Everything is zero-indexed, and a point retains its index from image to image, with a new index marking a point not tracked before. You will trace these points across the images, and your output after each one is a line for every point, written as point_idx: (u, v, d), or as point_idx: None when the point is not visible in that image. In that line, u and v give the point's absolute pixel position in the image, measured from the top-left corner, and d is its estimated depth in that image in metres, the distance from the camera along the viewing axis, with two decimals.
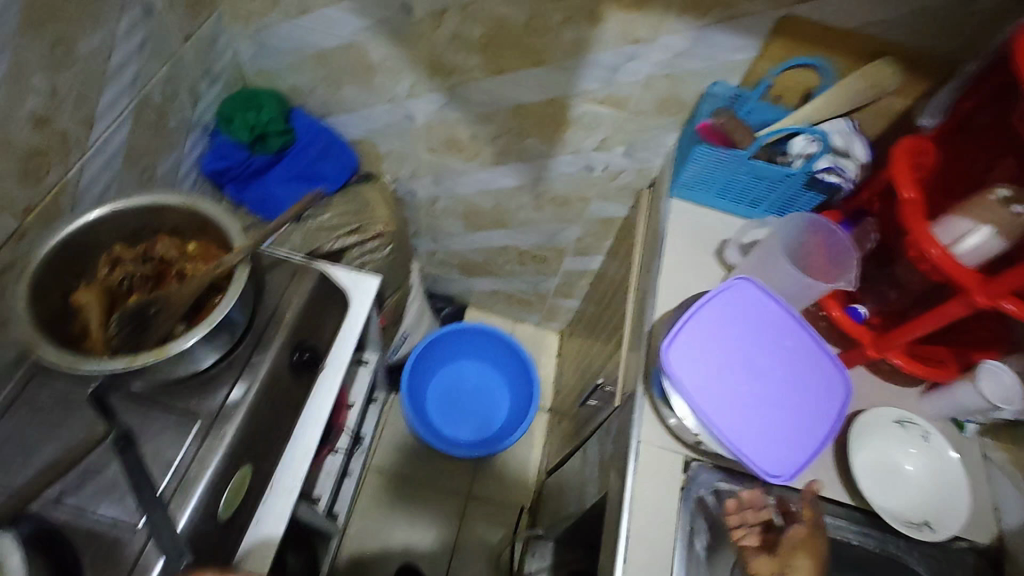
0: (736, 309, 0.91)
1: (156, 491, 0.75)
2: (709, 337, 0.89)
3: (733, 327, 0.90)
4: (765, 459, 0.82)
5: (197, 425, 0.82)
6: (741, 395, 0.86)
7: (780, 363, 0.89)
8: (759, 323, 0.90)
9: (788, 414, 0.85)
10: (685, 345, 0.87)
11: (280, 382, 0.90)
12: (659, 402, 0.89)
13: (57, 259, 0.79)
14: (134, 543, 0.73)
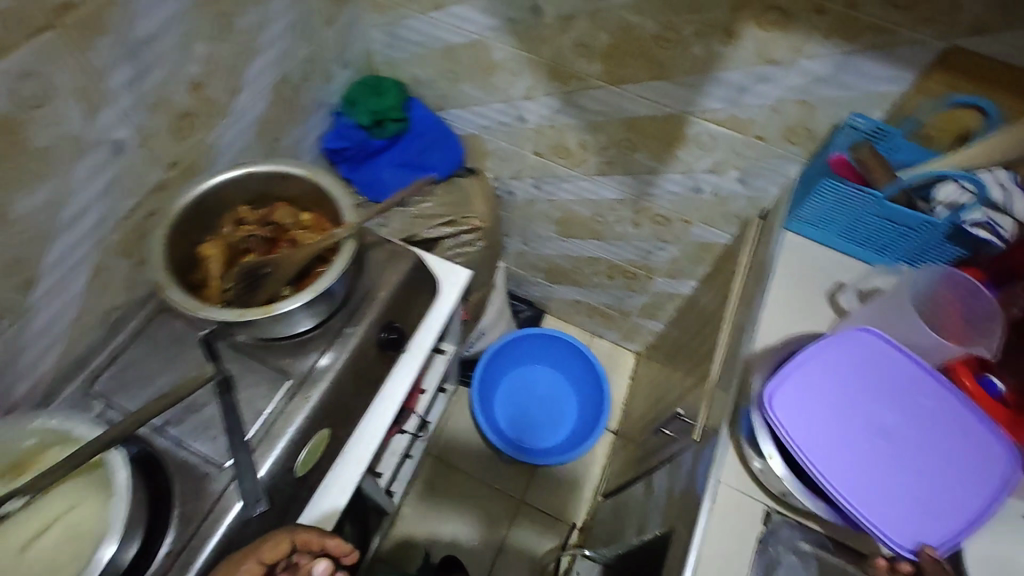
0: (855, 360, 0.84)
1: (245, 437, 0.80)
2: (823, 393, 0.83)
3: (852, 383, 0.83)
4: (896, 528, 0.76)
5: (287, 383, 0.87)
6: (864, 459, 0.79)
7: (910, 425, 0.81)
8: (885, 383, 0.83)
9: (916, 482, 0.78)
10: (798, 399, 0.82)
11: (365, 356, 0.93)
12: (745, 443, 0.83)
13: (193, 210, 0.86)
14: (219, 481, 0.78)
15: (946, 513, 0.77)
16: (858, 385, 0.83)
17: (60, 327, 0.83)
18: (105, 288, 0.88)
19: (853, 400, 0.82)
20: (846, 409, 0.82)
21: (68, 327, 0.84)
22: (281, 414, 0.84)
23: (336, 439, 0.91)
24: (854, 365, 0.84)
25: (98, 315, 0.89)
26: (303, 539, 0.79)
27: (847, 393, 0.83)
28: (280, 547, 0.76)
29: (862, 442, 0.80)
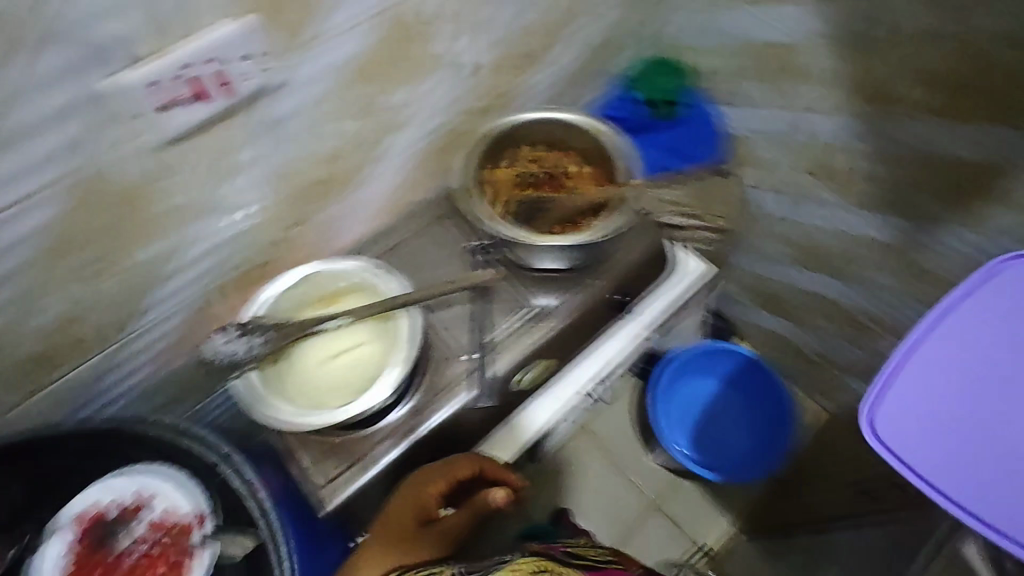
0: (956, 351, 0.68)
1: (486, 339, 0.92)
2: (935, 354, 0.69)
3: (983, 340, 0.68)
4: None
5: (528, 309, 0.96)
6: (954, 416, 0.67)
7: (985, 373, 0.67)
8: (978, 324, 0.69)
9: (969, 441, 0.66)
10: (907, 357, 0.69)
11: (595, 310, 0.99)
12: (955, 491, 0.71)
13: (500, 137, 0.97)
14: (457, 368, 0.91)
15: (929, 447, 0.66)
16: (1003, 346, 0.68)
17: (375, 209, 0.98)
18: (413, 188, 1.02)
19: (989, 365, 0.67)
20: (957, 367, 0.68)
21: (379, 210, 0.99)
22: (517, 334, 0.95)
23: (544, 376, 0.95)
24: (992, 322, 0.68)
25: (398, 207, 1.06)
26: (489, 468, 0.86)
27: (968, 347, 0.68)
28: (458, 471, 0.84)
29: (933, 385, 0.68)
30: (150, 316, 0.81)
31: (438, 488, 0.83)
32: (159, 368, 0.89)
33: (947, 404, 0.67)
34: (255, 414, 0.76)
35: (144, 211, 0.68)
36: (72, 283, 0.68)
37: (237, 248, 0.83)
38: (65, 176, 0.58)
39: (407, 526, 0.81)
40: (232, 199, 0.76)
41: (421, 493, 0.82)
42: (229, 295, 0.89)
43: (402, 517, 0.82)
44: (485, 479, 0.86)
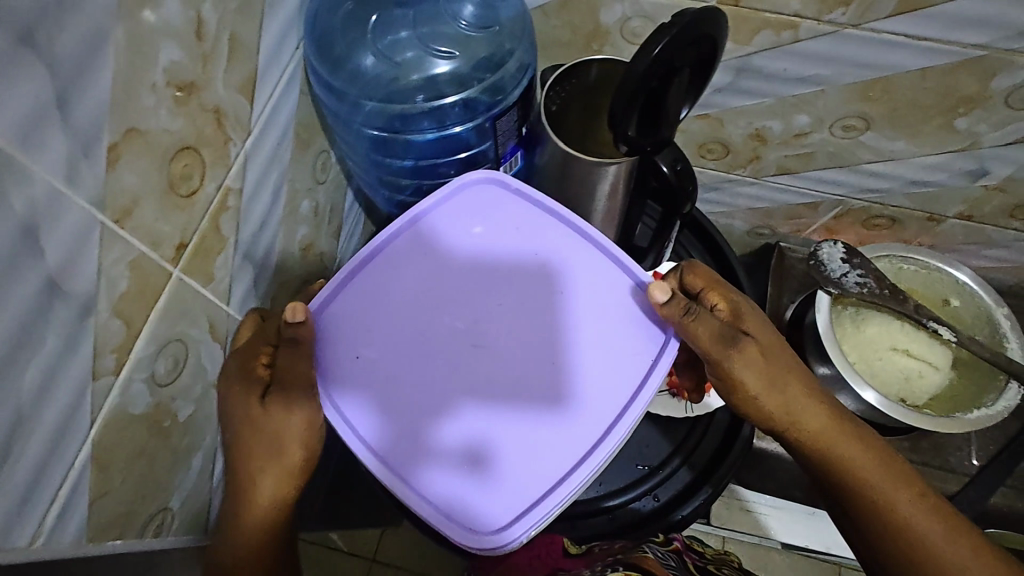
0: (374, 315, 0.53)
1: (1012, 472, 0.77)
2: (355, 320, 0.52)
3: (401, 299, 0.53)
4: (592, 381, 0.50)
5: None
6: (455, 324, 0.52)
7: (479, 265, 0.54)
8: (422, 259, 0.54)
9: (603, 320, 0.52)
10: (353, 313, 0.52)
11: None
12: (579, 377, 0.50)
13: None
14: (959, 464, 0.78)
15: (584, 391, 0.50)
16: (437, 256, 0.54)
17: (1017, 264, 0.84)
18: None
19: (410, 320, 0.53)
20: (449, 300, 0.53)
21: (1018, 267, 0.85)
22: None
23: None
24: (434, 237, 0.55)
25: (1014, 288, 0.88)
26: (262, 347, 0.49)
27: (442, 279, 0.54)
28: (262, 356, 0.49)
29: (461, 395, 0.50)
30: (788, 180, 0.81)
31: (259, 360, 0.48)
32: (720, 215, 0.92)
33: (522, 337, 0.52)
34: (822, 341, 0.73)
35: (946, 117, 0.65)
36: (821, 119, 0.69)
37: (909, 194, 0.77)
38: (986, 48, 0.57)
39: (259, 468, 0.46)
40: (988, 161, 0.69)
41: (274, 421, 0.46)
42: (834, 218, 0.85)
43: (257, 480, 0.46)
44: (258, 360, 0.48)
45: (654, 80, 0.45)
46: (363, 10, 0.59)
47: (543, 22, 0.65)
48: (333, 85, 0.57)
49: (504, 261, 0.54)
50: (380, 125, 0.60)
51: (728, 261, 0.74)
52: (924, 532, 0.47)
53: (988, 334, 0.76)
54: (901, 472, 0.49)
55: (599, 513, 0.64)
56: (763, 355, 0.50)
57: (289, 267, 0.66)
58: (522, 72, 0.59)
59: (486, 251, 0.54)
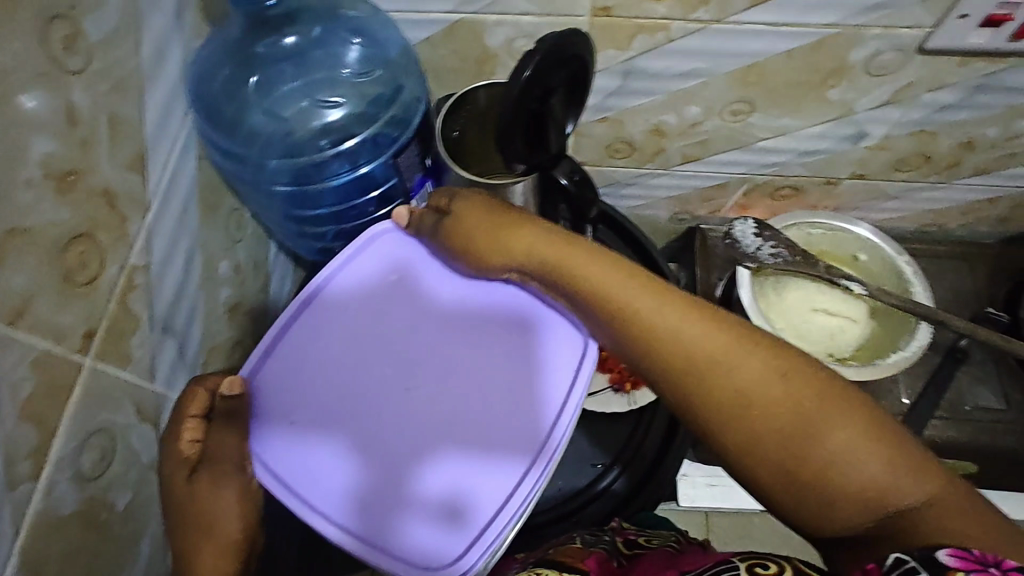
0: (302, 378, 0.54)
1: (938, 407, 0.82)
2: (287, 388, 0.54)
3: (324, 360, 0.54)
4: (519, 410, 0.52)
5: (998, 409, 0.83)
6: (381, 373, 0.54)
7: (395, 311, 0.55)
8: (338, 316, 0.56)
9: (519, 349, 0.53)
10: (281, 380, 0.54)
11: None
12: (506, 408, 0.52)
13: None
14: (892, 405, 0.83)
15: (515, 418, 0.52)
16: (357, 310, 0.56)
17: (913, 211, 0.90)
18: (960, 218, 0.91)
19: (338, 378, 0.54)
20: (373, 351, 0.55)
21: (914, 213, 0.91)
22: (971, 423, 0.83)
23: None
24: (351, 292, 0.56)
25: (917, 234, 0.95)
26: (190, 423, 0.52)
27: (361, 331, 0.55)
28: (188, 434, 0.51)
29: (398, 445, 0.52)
30: (694, 167, 0.85)
31: (185, 437, 0.51)
32: (641, 207, 0.95)
33: (446, 377, 0.53)
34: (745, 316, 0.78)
35: (819, 90, 0.70)
36: (711, 107, 0.73)
37: (804, 163, 0.83)
38: (838, 26, 0.62)
39: (192, 542, 0.50)
40: (866, 124, 0.75)
41: (209, 496, 0.51)
42: (743, 193, 0.90)
43: (197, 552, 0.50)
44: (190, 439, 0.51)
45: (530, 107, 0.47)
46: (241, 70, 0.58)
47: (433, 52, 0.67)
48: (233, 150, 0.58)
49: (419, 304, 0.56)
50: (290, 180, 0.61)
51: (650, 254, 0.77)
52: (703, 353, 0.42)
53: (896, 284, 0.81)
54: (686, 304, 0.45)
55: (564, 515, 0.67)
56: (504, 226, 0.52)
57: (217, 330, 0.65)
58: (418, 102, 0.62)
59: (403, 297, 0.56)
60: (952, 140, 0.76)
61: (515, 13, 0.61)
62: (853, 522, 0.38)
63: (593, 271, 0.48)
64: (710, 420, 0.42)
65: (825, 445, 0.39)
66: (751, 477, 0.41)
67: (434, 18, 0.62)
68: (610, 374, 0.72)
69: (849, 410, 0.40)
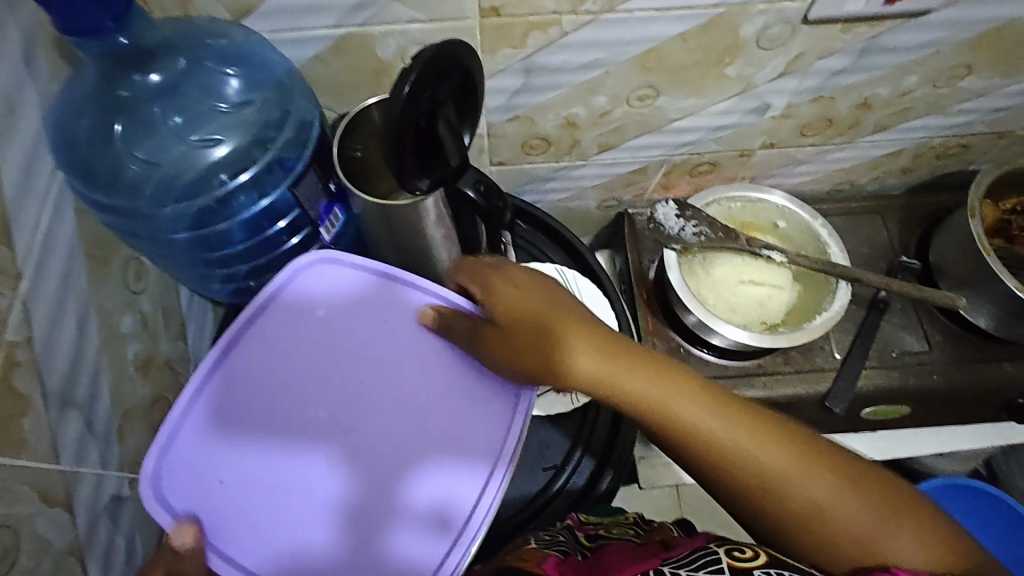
0: (228, 431, 0.53)
1: (869, 356, 0.85)
2: (213, 443, 0.53)
3: (253, 408, 0.54)
4: (467, 426, 0.54)
5: (923, 351, 0.87)
6: (319, 413, 0.54)
7: (325, 350, 0.56)
8: (263, 361, 0.55)
9: (457, 370, 0.56)
10: (205, 436, 0.53)
11: (988, 398, 0.87)
12: (452, 430, 0.54)
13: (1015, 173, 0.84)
14: (826, 361, 0.86)
15: (472, 421, 0.54)
16: (284, 351, 0.56)
17: (825, 172, 0.93)
18: (869, 173, 0.94)
19: (279, 420, 0.53)
20: (304, 394, 0.55)
21: (826, 174, 0.94)
22: (900, 369, 0.86)
23: (896, 421, 0.91)
24: (274, 322, 0.57)
25: (833, 194, 0.98)
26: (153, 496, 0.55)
27: (289, 374, 0.55)
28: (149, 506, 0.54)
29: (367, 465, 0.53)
30: (611, 154, 0.85)
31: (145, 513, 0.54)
32: (568, 199, 0.95)
33: (387, 409, 0.55)
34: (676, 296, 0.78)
35: (717, 68, 0.71)
36: (616, 95, 0.73)
37: (716, 139, 0.84)
38: (724, 6, 0.62)
39: None
40: (768, 96, 0.76)
41: None
42: (663, 174, 0.91)
43: None
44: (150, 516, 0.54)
45: (412, 126, 0.46)
46: (104, 120, 0.54)
47: (324, 70, 0.64)
48: (117, 208, 0.54)
49: (349, 340, 0.56)
50: (188, 228, 0.58)
51: (577, 247, 0.77)
52: (730, 443, 0.50)
53: (814, 247, 0.84)
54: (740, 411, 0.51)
55: (523, 525, 0.66)
56: (535, 325, 0.52)
57: (131, 390, 0.61)
58: (311, 123, 0.59)
59: (335, 330, 0.57)
60: (850, 102, 0.79)
61: (402, 22, 0.59)
62: (845, 569, 0.49)
63: (646, 387, 0.51)
64: (739, 493, 0.51)
65: (835, 523, 0.49)
66: (752, 522, 0.52)
67: (318, 34, 0.59)
68: None
69: (856, 495, 0.50)
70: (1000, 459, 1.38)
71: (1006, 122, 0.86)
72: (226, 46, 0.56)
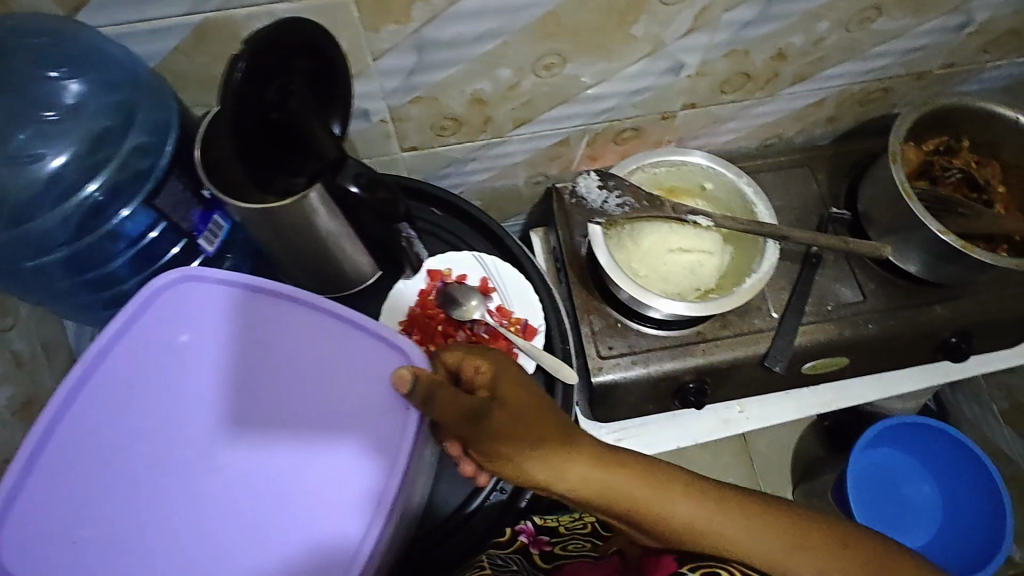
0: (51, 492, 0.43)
1: (805, 312, 0.84)
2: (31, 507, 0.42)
3: (90, 457, 0.44)
4: (353, 439, 0.44)
5: (857, 301, 0.86)
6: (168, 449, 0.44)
7: (177, 375, 0.46)
8: (100, 398, 0.45)
9: (337, 375, 0.46)
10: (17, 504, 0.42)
11: (923, 341, 0.88)
12: (330, 447, 0.44)
13: (937, 115, 0.82)
14: (764, 320, 0.85)
15: (361, 433, 0.44)
16: (126, 385, 0.46)
17: (751, 127, 0.91)
18: (795, 125, 0.93)
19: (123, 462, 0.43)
20: (149, 432, 0.44)
21: (753, 130, 0.92)
22: (837, 321, 0.85)
23: (837, 373, 0.91)
24: (121, 345, 0.46)
25: (762, 150, 0.96)
26: None
27: (134, 411, 0.45)
28: None
29: (266, 500, 0.43)
30: (528, 129, 0.81)
31: None
32: (493, 178, 0.91)
33: (249, 435, 0.44)
34: (606, 272, 0.76)
35: (622, 29, 0.67)
36: (521, 65, 0.69)
37: (634, 103, 0.80)
38: None
39: None
40: (680, 55, 0.73)
41: None
42: (587, 144, 0.87)
43: None
44: None
45: (255, 122, 0.46)
46: None
47: (189, 64, 0.57)
48: None
49: (209, 360, 0.46)
50: (66, 236, 0.55)
51: (496, 231, 0.73)
52: (692, 517, 0.48)
53: (742, 208, 0.82)
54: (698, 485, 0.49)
55: (454, 538, 0.61)
56: (515, 420, 0.46)
57: (12, 436, 0.56)
58: (168, 125, 0.55)
59: (191, 357, 0.46)
60: (765, 54, 0.76)
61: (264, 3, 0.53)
62: None
63: (617, 479, 0.48)
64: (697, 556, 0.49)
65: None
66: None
67: (173, 24, 0.52)
68: None
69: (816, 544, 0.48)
70: (946, 389, 1.43)
71: (924, 63, 0.84)
72: (57, 44, 0.50)
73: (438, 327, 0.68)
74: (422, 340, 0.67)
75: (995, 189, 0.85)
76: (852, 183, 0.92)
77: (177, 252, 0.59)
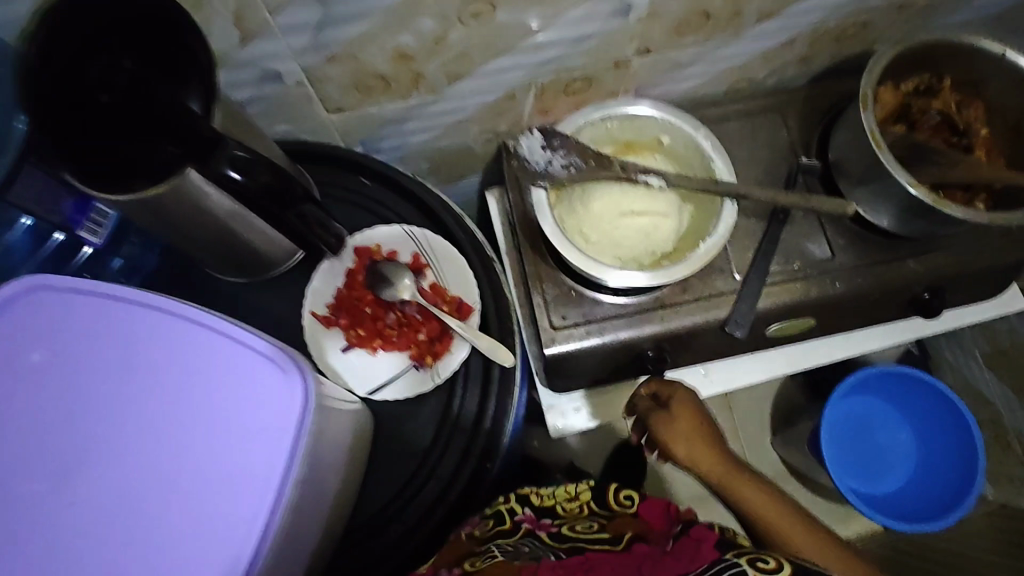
0: None
1: (770, 272, 0.80)
2: None
3: None
4: (227, 462, 0.41)
5: (826, 257, 0.82)
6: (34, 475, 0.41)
7: (41, 395, 0.43)
8: None
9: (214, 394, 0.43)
10: None
11: (894, 296, 0.84)
12: (207, 469, 0.41)
13: (917, 52, 0.75)
14: (727, 282, 0.80)
15: (237, 453, 0.41)
16: None
17: (716, 71, 0.84)
18: (765, 67, 0.85)
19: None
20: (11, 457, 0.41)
21: (718, 74, 0.84)
22: (803, 280, 0.81)
23: (805, 332, 0.87)
24: None
25: (731, 95, 0.89)
26: None
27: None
28: None
29: (131, 529, 0.40)
30: (465, 84, 0.74)
31: None
32: (437, 138, 0.84)
33: (120, 461, 0.41)
34: (551, 241, 0.70)
35: None
36: (443, 15, 0.61)
37: (581, 51, 0.73)
38: None
39: None
40: None
41: None
42: (536, 98, 0.80)
43: None
44: None
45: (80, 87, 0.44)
46: None
47: None
48: None
49: (75, 378, 0.43)
50: None
51: (426, 203, 0.67)
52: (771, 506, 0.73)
53: (700, 165, 0.75)
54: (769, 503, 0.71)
55: (383, 529, 0.60)
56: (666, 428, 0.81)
57: None
58: None
59: (56, 375, 0.43)
60: None
61: None
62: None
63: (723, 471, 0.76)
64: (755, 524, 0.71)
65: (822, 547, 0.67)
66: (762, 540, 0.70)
67: None
68: (409, 350, 0.64)
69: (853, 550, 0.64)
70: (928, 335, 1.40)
71: None
72: None
73: (367, 309, 0.65)
74: (350, 323, 0.64)
75: (977, 132, 0.78)
76: (825, 130, 0.85)
77: (62, 239, 0.57)
